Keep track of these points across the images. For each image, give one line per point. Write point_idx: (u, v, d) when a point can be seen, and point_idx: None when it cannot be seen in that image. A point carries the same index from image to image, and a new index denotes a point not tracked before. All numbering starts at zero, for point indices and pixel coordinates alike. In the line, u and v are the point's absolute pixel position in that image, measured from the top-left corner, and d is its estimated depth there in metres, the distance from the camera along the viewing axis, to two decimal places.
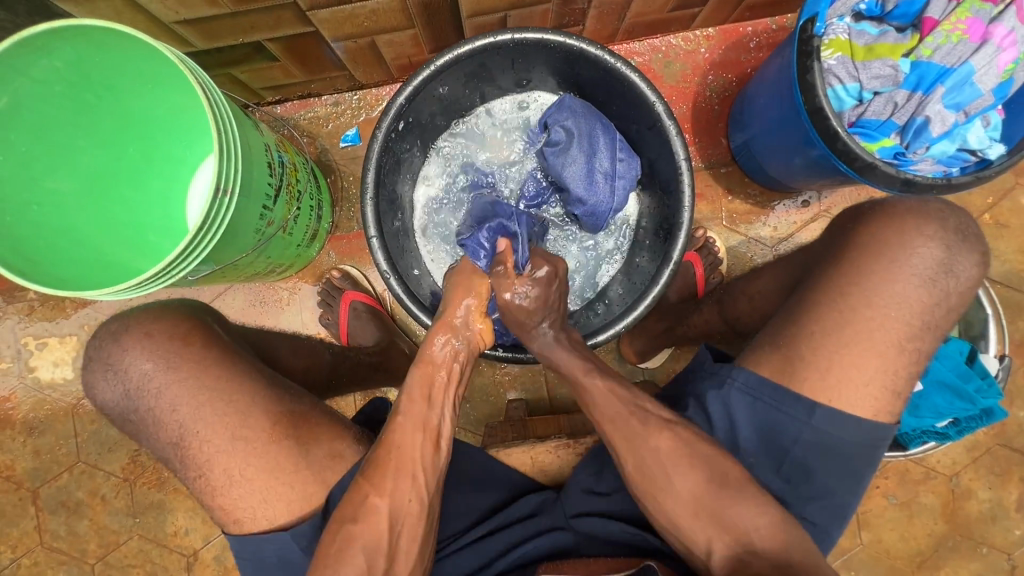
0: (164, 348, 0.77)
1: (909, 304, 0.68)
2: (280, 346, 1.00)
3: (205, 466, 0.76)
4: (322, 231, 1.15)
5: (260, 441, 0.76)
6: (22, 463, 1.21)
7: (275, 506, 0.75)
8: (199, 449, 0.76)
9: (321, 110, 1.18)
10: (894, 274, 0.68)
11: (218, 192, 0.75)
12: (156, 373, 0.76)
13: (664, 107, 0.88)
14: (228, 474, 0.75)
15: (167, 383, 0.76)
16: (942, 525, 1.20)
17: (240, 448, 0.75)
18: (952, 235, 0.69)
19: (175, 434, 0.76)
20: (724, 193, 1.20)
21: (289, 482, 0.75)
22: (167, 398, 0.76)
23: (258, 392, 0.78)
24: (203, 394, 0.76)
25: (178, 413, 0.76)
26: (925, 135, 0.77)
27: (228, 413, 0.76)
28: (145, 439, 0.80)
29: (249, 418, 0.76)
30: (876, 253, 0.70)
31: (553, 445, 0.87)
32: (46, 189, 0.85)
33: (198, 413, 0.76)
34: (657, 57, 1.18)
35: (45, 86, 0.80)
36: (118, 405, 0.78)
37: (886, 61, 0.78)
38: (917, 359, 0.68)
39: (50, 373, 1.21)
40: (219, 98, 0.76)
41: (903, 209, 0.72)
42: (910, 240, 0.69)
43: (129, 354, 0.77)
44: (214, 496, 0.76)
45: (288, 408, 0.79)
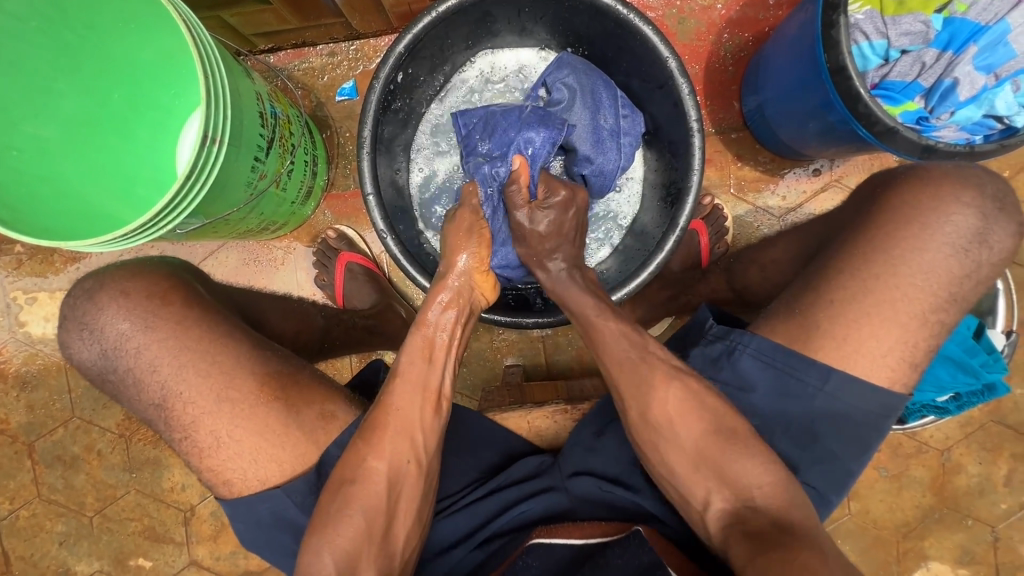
0: (141, 306, 0.75)
1: (937, 272, 0.66)
2: (272, 310, 0.96)
3: (191, 428, 0.74)
4: (318, 188, 1.11)
5: (247, 402, 0.74)
6: (16, 417, 1.21)
7: (266, 467, 0.73)
8: (184, 410, 0.74)
9: (316, 61, 1.13)
10: (925, 241, 0.66)
11: (206, 141, 0.71)
12: (134, 333, 0.74)
13: (677, 65, 0.84)
14: (215, 435, 0.73)
15: (146, 343, 0.74)
16: (930, 498, 1.22)
17: (225, 410, 0.73)
18: (989, 203, 0.66)
19: (158, 395, 0.74)
20: (734, 159, 1.16)
21: (279, 444, 0.74)
22: (147, 358, 0.74)
23: (242, 353, 0.76)
24: (185, 354, 0.74)
25: (159, 373, 0.74)
26: (952, 99, 0.74)
27: (210, 372, 0.74)
28: (127, 402, 0.78)
29: (236, 377, 0.74)
30: (907, 218, 0.67)
31: (549, 411, 0.88)
32: (26, 134, 0.82)
33: (178, 373, 0.74)
34: (671, 13, 1.12)
35: (20, 22, 0.76)
36: (97, 365, 0.76)
37: (918, 16, 0.73)
38: (937, 333, 0.67)
39: (41, 328, 1.19)
40: (207, 40, 0.71)
41: (939, 174, 0.68)
42: (944, 207, 0.66)
43: (106, 313, 0.75)
44: (202, 458, 0.74)
45: (276, 367, 0.77)
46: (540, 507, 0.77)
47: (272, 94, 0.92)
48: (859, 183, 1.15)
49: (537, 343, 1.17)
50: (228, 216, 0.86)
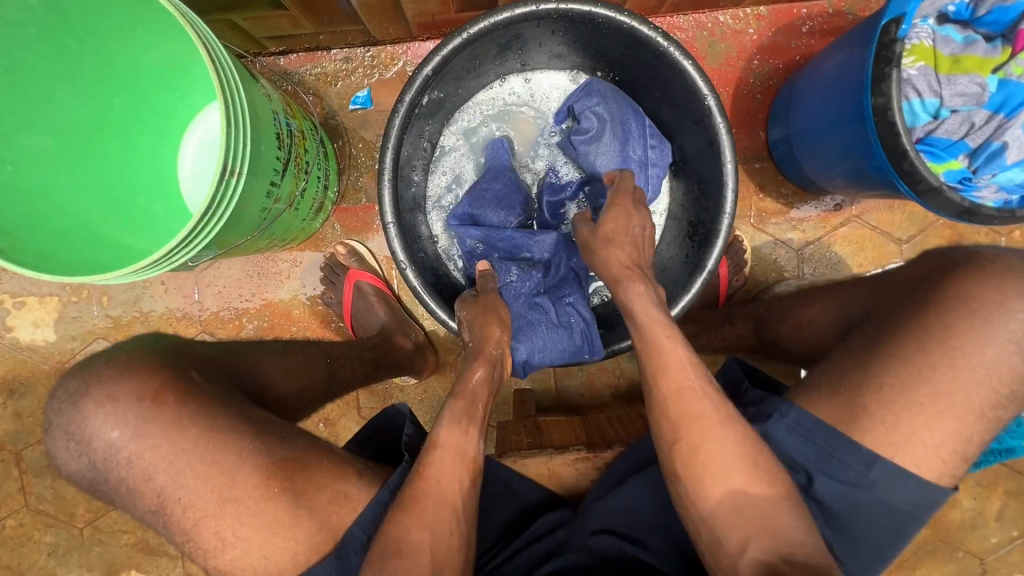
0: (130, 412, 0.64)
1: (996, 369, 0.63)
2: (272, 369, 0.82)
3: (192, 531, 0.65)
4: (328, 202, 1.07)
5: (253, 499, 0.64)
6: (3, 424, 1.16)
7: (277, 563, 0.65)
8: (184, 514, 0.65)
9: (329, 66, 1.07)
10: (985, 335, 0.64)
11: (224, 173, 0.67)
12: (124, 443, 0.64)
13: (717, 103, 0.81)
14: (221, 537, 0.65)
15: (140, 452, 0.64)
16: (924, 530, 1.24)
17: (230, 510, 0.64)
18: None
19: (155, 502, 0.65)
20: (756, 190, 1.14)
21: (288, 534, 0.65)
22: (142, 466, 0.64)
23: (246, 445, 0.66)
24: (182, 458, 0.64)
25: (155, 482, 0.64)
26: (999, 161, 0.72)
27: (212, 473, 0.64)
28: (121, 507, 0.68)
29: (239, 474, 0.65)
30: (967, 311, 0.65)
31: (571, 458, 0.84)
32: (21, 146, 0.76)
33: (178, 477, 0.64)
34: (701, 35, 1.08)
35: (18, 28, 0.69)
36: (86, 476, 0.67)
37: (974, 77, 0.72)
38: (991, 428, 0.65)
39: (30, 334, 1.14)
40: (223, 55, 0.66)
41: (1003, 267, 0.66)
42: (1010, 302, 0.63)
43: (92, 421, 0.64)
44: (207, 558, 0.66)
45: (284, 455, 0.67)
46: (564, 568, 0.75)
47: (284, 103, 0.86)
48: (879, 220, 1.15)
49: (547, 368, 1.16)
50: (240, 243, 0.82)
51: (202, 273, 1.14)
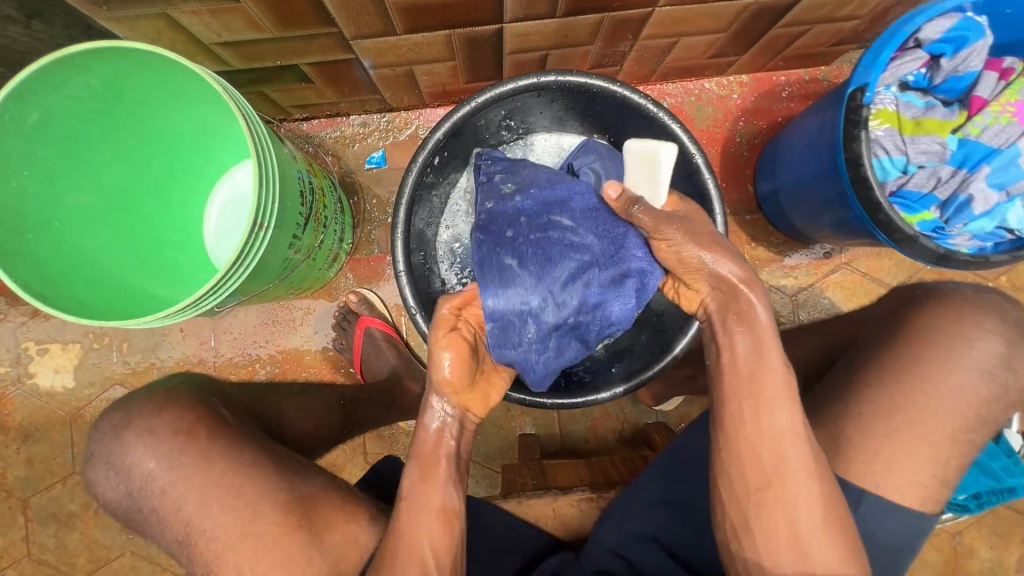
0: (167, 445, 0.72)
1: (962, 396, 0.58)
2: (290, 409, 0.98)
3: (212, 565, 0.68)
4: (343, 253, 1.13)
5: (271, 535, 0.68)
6: (14, 471, 1.17)
7: None
8: (207, 546, 0.69)
9: (347, 130, 1.16)
10: (949, 363, 0.59)
11: (255, 226, 0.73)
12: (159, 473, 0.71)
13: (704, 161, 0.87)
14: (238, 570, 0.67)
15: (172, 482, 0.71)
16: None
17: (250, 544, 0.68)
18: (1013, 329, 0.60)
19: (182, 532, 0.70)
20: (748, 240, 1.20)
21: None
22: (173, 495, 0.71)
23: (269, 477, 0.72)
24: (209, 488, 0.70)
25: (183, 512, 0.70)
26: (967, 213, 0.76)
27: (234, 508, 0.69)
28: (150, 537, 0.74)
29: (258, 509, 0.69)
30: (926, 339, 0.60)
31: (575, 499, 0.80)
32: (68, 204, 0.80)
33: (202, 511, 0.69)
34: (689, 100, 1.18)
35: (78, 102, 0.74)
36: (121, 505, 0.74)
37: (935, 138, 0.75)
38: (968, 453, 0.59)
39: (50, 380, 1.17)
40: (259, 125, 0.75)
41: (960, 298, 0.62)
42: (965, 332, 0.60)
43: (134, 452, 0.73)
44: None
45: (297, 492, 0.72)
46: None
47: (304, 159, 0.94)
48: (868, 267, 1.19)
49: (550, 413, 1.19)
50: (261, 287, 0.86)
51: (218, 320, 1.18)
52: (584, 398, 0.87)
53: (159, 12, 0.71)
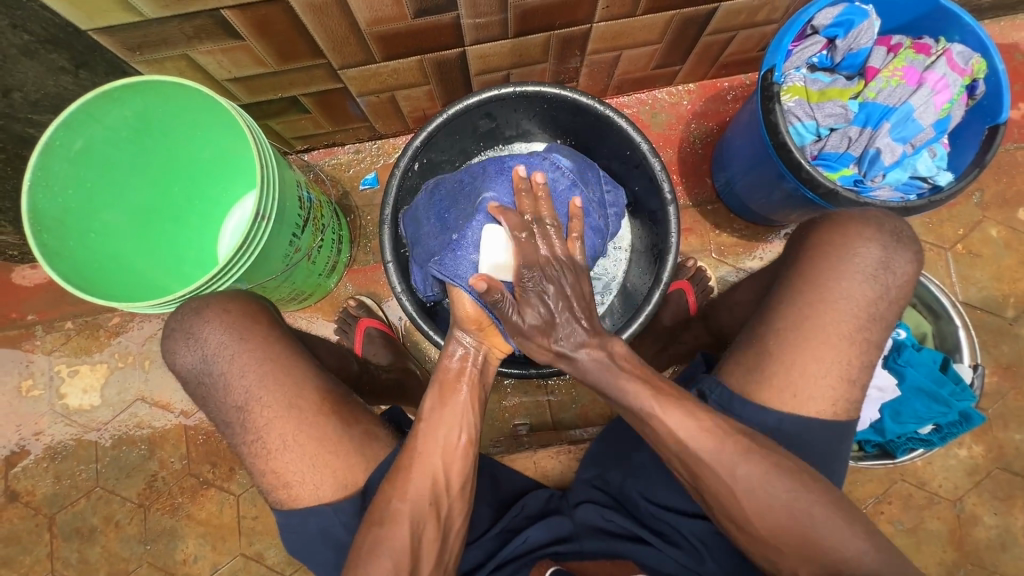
0: (239, 323, 0.77)
1: (856, 297, 0.74)
2: (321, 348, 1.00)
3: (263, 430, 0.74)
4: (341, 264, 1.25)
5: (313, 412, 0.75)
6: (42, 488, 1.25)
7: (322, 474, 0.73)
8: (259, 414, 0.74)
9: (343, 158, 1.32)
10: (843, 271, 0.75)
11: (259, 219, 0.84)
12: (231, 344, 0.75)
13: (648, 147, 0.99)
14: (283, 439, 0.73)
15: (239, 353, 0.75)
16: (952, 553, 1.20)
17: (294, 417, 0.74)
18: (889, 237, 0.76)
19: (241, 398, 0.74)
20: (712, 228, 1.30)
21: (334, 451, 0.74)
22: (237, 365, 0.75)
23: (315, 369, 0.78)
24: (270, 364, 0.75)
25: (245, 379, 0.75)
26: (879, 164, 0.91)
27: (286, 383, 0.75)
28: (209, 406, 0.77)
29: (304, 389, 0.75)
30: (826, 254, 0.77)
31: (553, 451, 0.96)
32: (102, 220, 0.94)
33: (262, 381, 0.75)
34: (645, 110, 1.32)
35: (114, 132, 0.90)
36: (193, 370, 0.76)
37: (836, 102, 0.94)
38: (863, 344, 0.74)
39: (78, 399, 1.27)
40: (264, 141, 0.86)
41: (848, 217, 0.79)
42: (853, 243, 0.76)
43: (209, 325, 0.76)
44: (267, 460, 0.74)
45: (333, 386, 0.79)
46: (546, 533, 0.78)
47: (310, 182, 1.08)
48: None
49: (542, 403, 1.25)
50: (265, 283, 0.97)
51: None
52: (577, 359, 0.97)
53: (180, 53, 0.88)
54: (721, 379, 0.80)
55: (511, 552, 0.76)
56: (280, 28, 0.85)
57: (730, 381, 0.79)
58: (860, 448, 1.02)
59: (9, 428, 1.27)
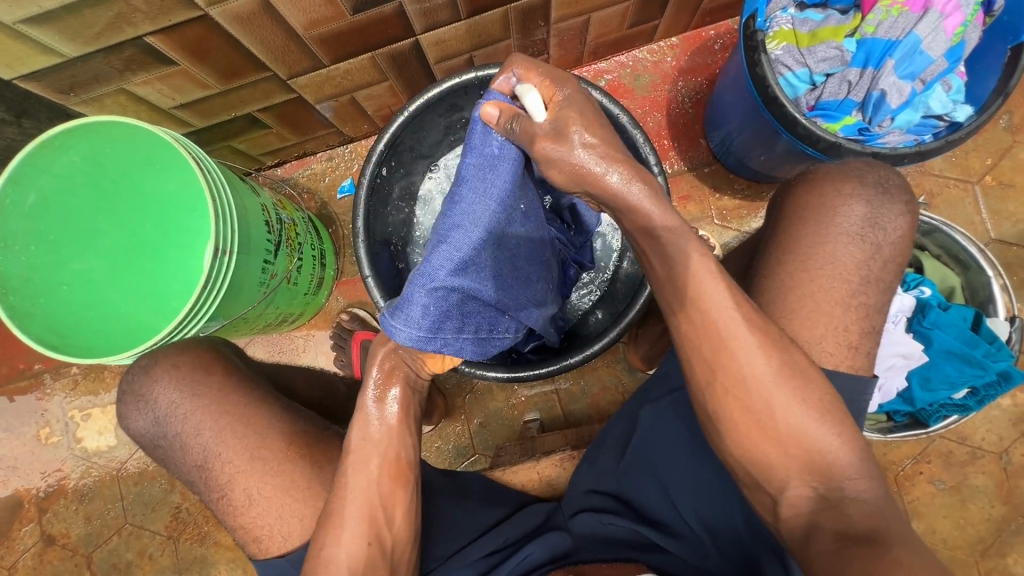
0: (188, 377, 0.80)
1: (841, 260, 0.69)
2: (297, 381, 1.03)
3: (226, 486, 0.77)
4: (328, 277, 1.21)
5: (277, 459, 0.77)
6: (76, 529, 1.28)
7: (290, 522, 0.75)
8: (222, 469, 0.77)
9: (317, 166, 1.27)
10: (823, 235, 0.70)
11: (218, 253, 0.79)
12: (182, 401, 0.79)
13: (628, 119, 0.90)
14: (248, 494, 0.76)
15: (192, 410, 0.78)
16: (1001, 508, 1.13)
17: (258, 467, 0.76)
18: (872, 190, 0.71)
19: (200, 457, 0.78)
20: (711, 191, 1.21)
21: (302, 499, 0.76)
22: (191, 423, 0.78)
23: (275, 414, 0.80)
24: (224, 418, 0.78)
25: (201, 437, 0.78)
26: (885, 107, 0.82)
27: (247, 434, 0.78)
28: (172, 466, 0.82)
29: (266, 437, 0.78)
30: (803, 219, 0.71)
31: (557, 458, 0.94)
32: (74, 270, 0.91)
33: (220, 435, 0.78)
34: (626, 73, 1.23)
35: (66, 180, 0.86)
36: (149, 433, 0.81)
37: (830, 43, 0.85)
38: (870, 318, 0.68)
39: (95, 441, 1.29)
40: (213, 168, 0.82)
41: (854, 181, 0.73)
42: (830, 201, 0.71)
43: (157, 385, 0.80)
44: (236, 516, 0.77)
45: (302, 427, 0.81)
46: (545, 550, 0.77)
47: (280, 202, 1.04)
48: None
49: (551, 396, 1.21)
50: (246, 314, 0.94)
51: None
52: (580, 354, 0.92)
53: (116, 88, 0.84)
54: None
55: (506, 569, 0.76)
56: (215, 46, 0.80)
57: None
58: (890, 417, 0.98)
59: (34, 475, 1.30)
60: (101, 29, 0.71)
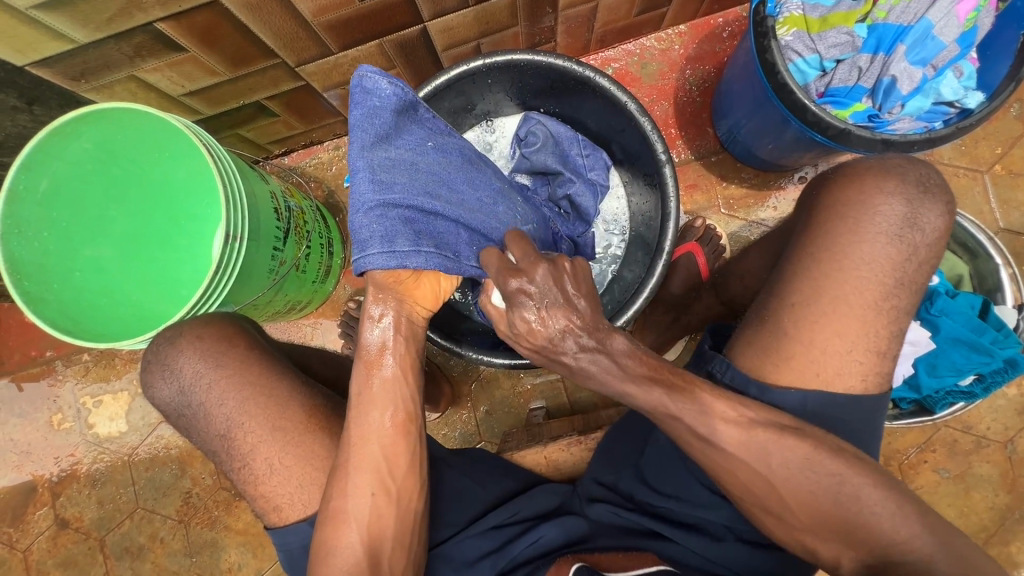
0: (213, 349, 0.80)
1: (881, 262, 0.68)
2: (313, 358, 1.03)
3: (248, 456, 0.78)
4: (336, 266, 1.22)
5: (297, 430, 0.78)
6: (89, 513, 1.30)
7: (310, 489, 0.77)
8: (244, 439, 0.78)
9: (324, 155, 1.27)
10: (862, 235, 0.69)
11: (228, 239, 0.80)
12: (206, 372, 0.79)
13: (636, 106, 0.90)
14: (269, 462, 0.77)
15: (216, 380, 0.79)
16: (1004, 496, 1.13)
17: (279, 437, 0.78)
18: (914, 189, 0.70)
19: (222, 427, 0.79)
20: (718, 180, 1.21)
21: (322, 467, 0.78)
22: (216, 393, 0.79)
23: (295, 389, 0.81)
24: (248, 389, 0.79)
25: (225, 407, 0.78)
26: (896, 93, 0.83)
27: (268, 405, 0.79)
28: (194, 434, 0.82)
29: (287, 408, 0.79)
30: (842, 216, 0.70)
31: (564, 443, 0.95)
32: (86, 256, 0.91)
33: (243, 405, 0.78)
34: (633, 61, 1.22)
35: (79, 166, 0.87)
36: (173, 402, 0.81)
37: (841, 29, 0.85)
38: (880, 307, 0.68)
39: (107, 427, 1.31)
40: (224, 156, 0.82)
41: (866, 171, 0.72)
42: (871, 200, 0.70)
43: (182, 355, 0.80)
44: (257, 485, 0.78)
45: (321, 400, 0.82)
46: (561, 533, 0.78)
47: (289, 191, 1.05)
48: None
49: (558, 384, 1.22)
50: (255, 301, 0.95)
51: None
52: None
53: (126, 75, 0.84)
54: (732, 353, 0.75)
55: (521, 551, 0.77)
56: (225, 33, 0.80)
57: (740, 356, 0.74)
58: (896, 404, 0.99)
59: (47, 459, 1.32)
60: (113, 15, 0.71)
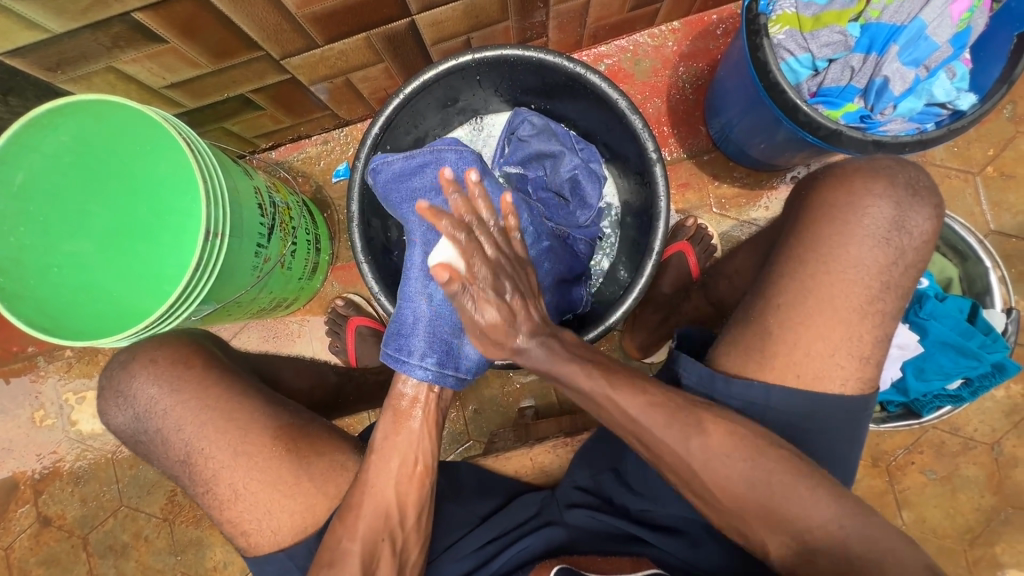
0: (167, 374, 0.80)
1: (866, 264, 0.68)
2: (287, 369, 1.08)
3: (211, 481, 0.77)
4: (323, 262, 1.20)
5: (260, 455, 0.77)
6: (71, 511, 1.29)
7: (279, 519, 0.76)
8: (205, 464, 0.78)
9: (312, 150, 1.25)
10: (847, 237, 0.68)
11: (208, 237, 0.78)
12: (161, 398, 0.79)
13: (627, 104, 0.88)
14: (234, 488, 0.77)
15: (172, 407, 0.79)
16: (990, 499, 1.13)
17: (243, 462, 0.77)
18: (903, 190, 0.69)
19: (182, 452, 0.78)
20: (710, 179, 1.20)
21: (290, 495, 0.76)
22: (172, 419, 0.78)
23: (257, 409, 0.80)
24: (205, 413, 0.78)
25: (183, 433, 0.78)
26: (888, 95, 0.82)
27: (228, 429, 0.77)
28: (156, 461, 0.81)
29: (250, 433, 0.78)
30: (827, 219, 0.70)
31: (550, 445, 0.93)
32: (65, 252, 0.89)
33: (200, 431, 0.78)
34: (626, 57, 1.21)
35: (54, 162, 0.85)
36: (130, 429, 0.81)
37: (834, 28, 0.84)
38: (864, 311, 0.68)
39: (90, 424, 1.29)
40: (204, 151, 0.80)
41: (853, 170, 0.72)
42: (859, 201, 0.69)
43: (136, 381, 0.79)
44: (222, 510, 0.78)
45: (288, 421, 0.80)
46: (540, 542, 0.78)
47: (275, 187, 1.03)
48: None
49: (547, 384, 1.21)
50: (238, 299, 0.93)
51: None
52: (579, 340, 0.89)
53: (105, 66, 0.82)
54: (717, 356, 0.74)
55: (501, 565, 0.77)
56: (206, 24, 0.78)
57: (728, 359, 0.73)
58: (885, 408, 0.99)
59: (30, 456, 1.30)
60: (89, 5, 0.69)
